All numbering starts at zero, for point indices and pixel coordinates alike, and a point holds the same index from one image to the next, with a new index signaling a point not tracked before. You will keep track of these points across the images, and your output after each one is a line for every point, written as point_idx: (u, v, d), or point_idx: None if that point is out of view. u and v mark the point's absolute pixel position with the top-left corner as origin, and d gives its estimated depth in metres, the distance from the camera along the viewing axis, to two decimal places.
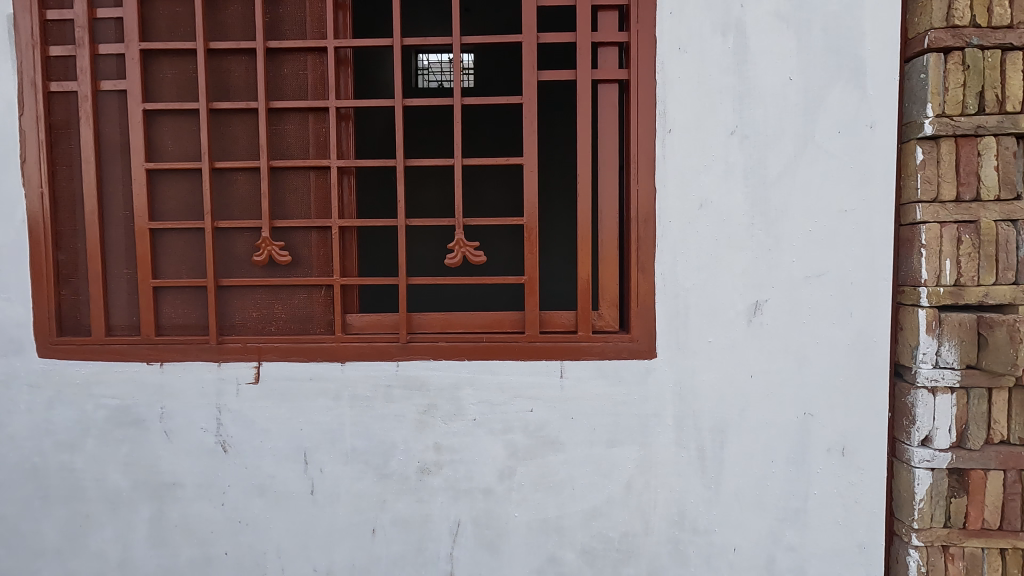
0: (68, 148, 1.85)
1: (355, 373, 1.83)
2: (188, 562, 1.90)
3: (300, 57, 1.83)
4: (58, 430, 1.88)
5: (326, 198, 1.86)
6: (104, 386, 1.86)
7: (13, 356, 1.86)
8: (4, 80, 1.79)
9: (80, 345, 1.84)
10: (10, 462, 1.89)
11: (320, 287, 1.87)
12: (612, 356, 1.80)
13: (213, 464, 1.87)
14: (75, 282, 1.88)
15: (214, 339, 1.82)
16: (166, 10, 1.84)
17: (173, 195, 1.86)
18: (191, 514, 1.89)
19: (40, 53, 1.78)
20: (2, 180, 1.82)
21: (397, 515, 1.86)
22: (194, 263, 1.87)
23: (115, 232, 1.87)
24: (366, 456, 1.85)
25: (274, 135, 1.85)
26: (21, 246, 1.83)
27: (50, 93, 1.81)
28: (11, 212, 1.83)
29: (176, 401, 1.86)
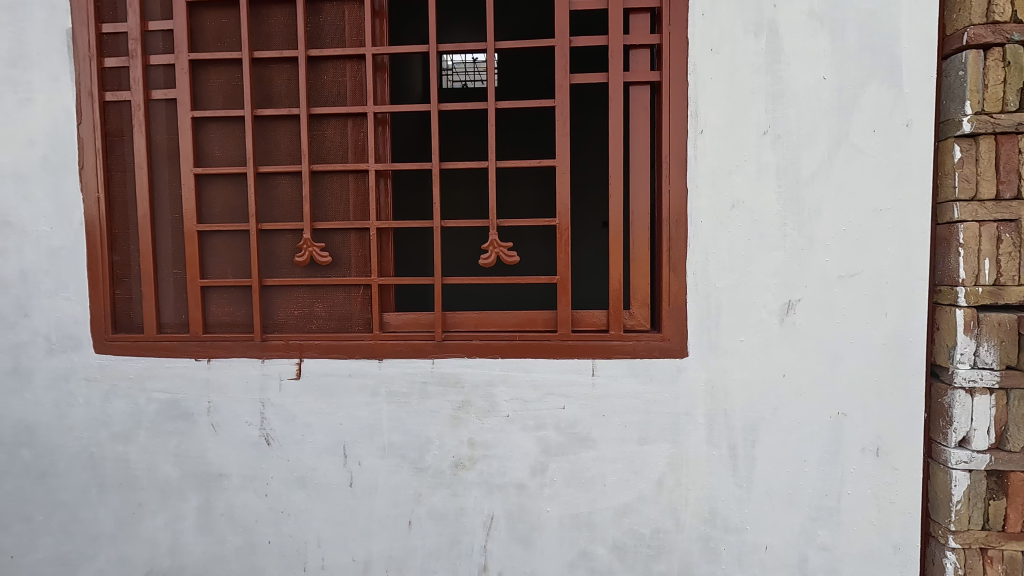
0: (121, 155, 1.94)
1: (393, 370, 1.89)
2: (234, 549, 1.98)
3: (339, 64, 1.89)
4: (113, 422, 1.98)
5: (364, 200, 1.92)
6: (156, 380, 1.95)
7: (72, 351, 1.97)
8: (64, 91, 1.90)
9: (133, 342, 1.94)
10: (69, 453, 2.00)
11: (358, 286, 1.93)
12: (644, 354, 1.82)
13: (257, 456, 1.95)
14: (128, 282, 1.98)
15: (258, 336, 1.90)
16: (212, 20, 1.91)
17: (219, 197, 1.94)
18: (237, 504, 1.97)
19: (97, 65, 1.88)
20: (61, 185, 1.93)
21: (433, 508, 1.92)
22: (239, 263, 1.95)
23: (165, 234, 1.95)
24: (403, 450, 1.91)
25: (315, 140, 1.91)
26: (80, 247, 1.94)
27: (105, 102, 1.91)
28: (69, 215, 1.93)
29: (223, 395, 1.94)
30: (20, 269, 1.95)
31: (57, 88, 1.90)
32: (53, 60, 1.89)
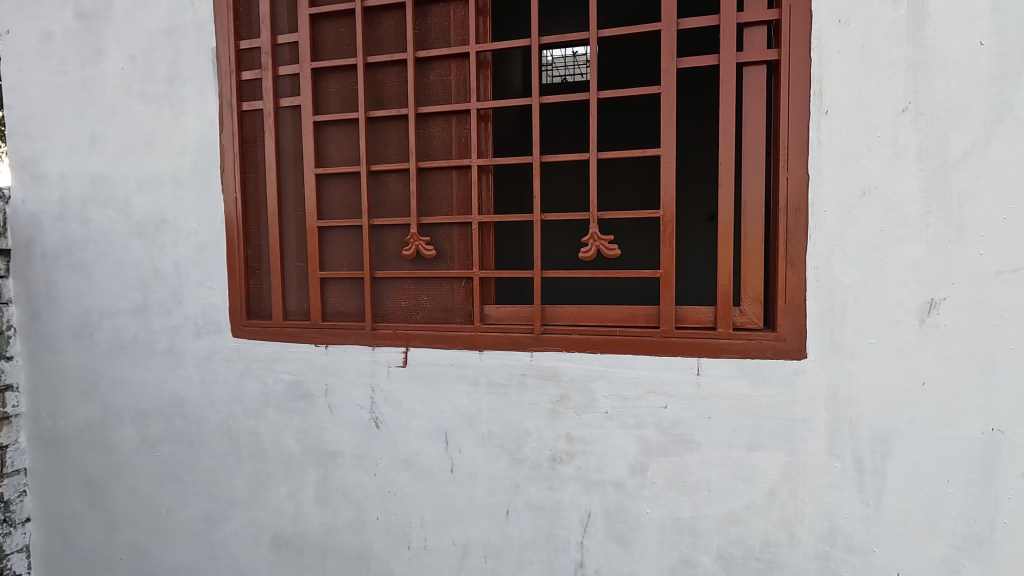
0: (254, 158, 2.15)
1: (492, 361, 1.92)
2: (346, 523, 2.13)
3: (445, 64, 1.95)
4: (247, 399, 2.20)
5: (466, 195, 1.96)
6: (282, 363, 2.15)
7: (214, 334, 2.22)
8: (210, 103, 2.14)
9: (264, 327, 2.15)
10: (212, 424, 2.26)
11: (461, 279, 1.98)
12: (755, 354, 1.70)
13: (368, 437, 2.08)
14: (260, 273, 2.19)
15: (369, 325, 2.02)
16: (331, 30, 2.05)
17: (336, 195, 2.09)
18: (349, 481, 2.12)
19: (235, 78, 2.10)
20: (206, 187, 2.17)
21: (530, 500, 1.93)
22: (353, 256, 2.08)
23: (290, 229, 2.14)
24: (501, 440, 1.94)
25: (422, 138, 1.99)
26: (221, 242, 2.17)
27: (242, 111, 2.12)
28: (213, 214, 2.18)
29: (338, 379, 2.09)
30: (175, 262, 2.23)
31: (205, 101, 2.14)
32: (201, 76, 2.14)
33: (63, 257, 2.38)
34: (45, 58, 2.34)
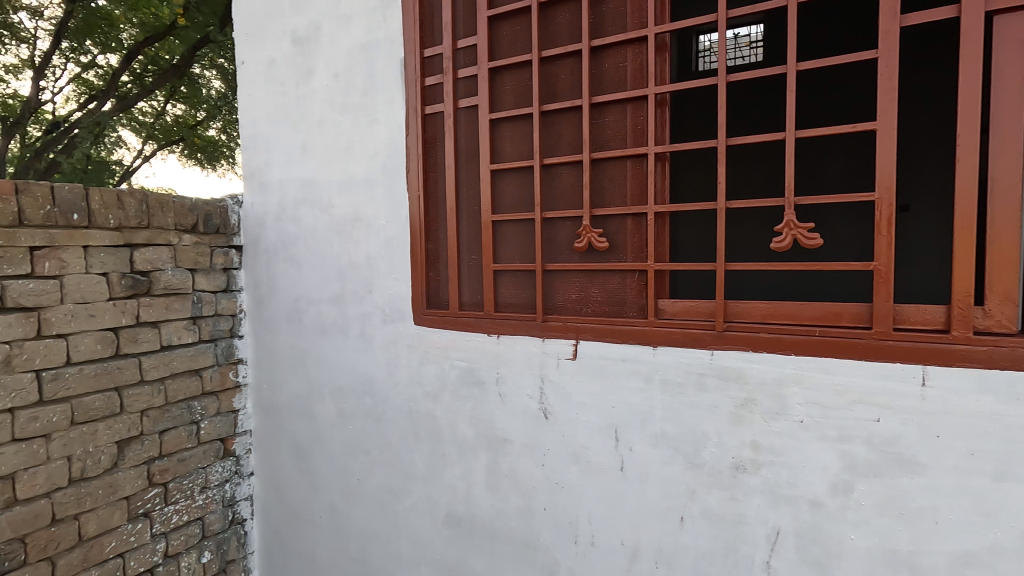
0: (435, 158, 2.30)
1: (667, 358, 1.83)
2: (515, 509, 2.19)
3: (621, 50, 1.89)
4: (425, 383, 2.37)
5: (641, 184, 1.89)
6: (457, 350, 2.27)
7: (399, 322, 2.42)
8: (398, 110, 2.34)
9: (442, 316, 2.29)
10: (395, 404, 2.46)
11: (634, 271, 1.91)
12: (1006, 365, 1.39)
13: (537, 427, 2.11)
14: (438, 265, 2.34)
15: (540, 316, 2.05)
16: (507, 28, 2.10)
17: (509, 189, 2.14)
18: (519, 468, 2.17)
19: (420, 84, 2.26)
20: (394, 187, 2.38)
21: (708, 508, 1.81)
22: (524, 249, 2.12)
23: (466, 224, 2.25)
24: (676, 442, 1.84)
25: (595, 128, 1.96)
26: (406, 236, 2.36)
27: (425, 115, 2.28)
28: (400, 211, 2.37)
29: (509, 368, 2.15)
30: (367, 255, 2.48)
31: (394, 108, 2.35)
32: (392, 86, 2.34)
33: (281, 252, 2.78)
34: (269, 82, 2.74)
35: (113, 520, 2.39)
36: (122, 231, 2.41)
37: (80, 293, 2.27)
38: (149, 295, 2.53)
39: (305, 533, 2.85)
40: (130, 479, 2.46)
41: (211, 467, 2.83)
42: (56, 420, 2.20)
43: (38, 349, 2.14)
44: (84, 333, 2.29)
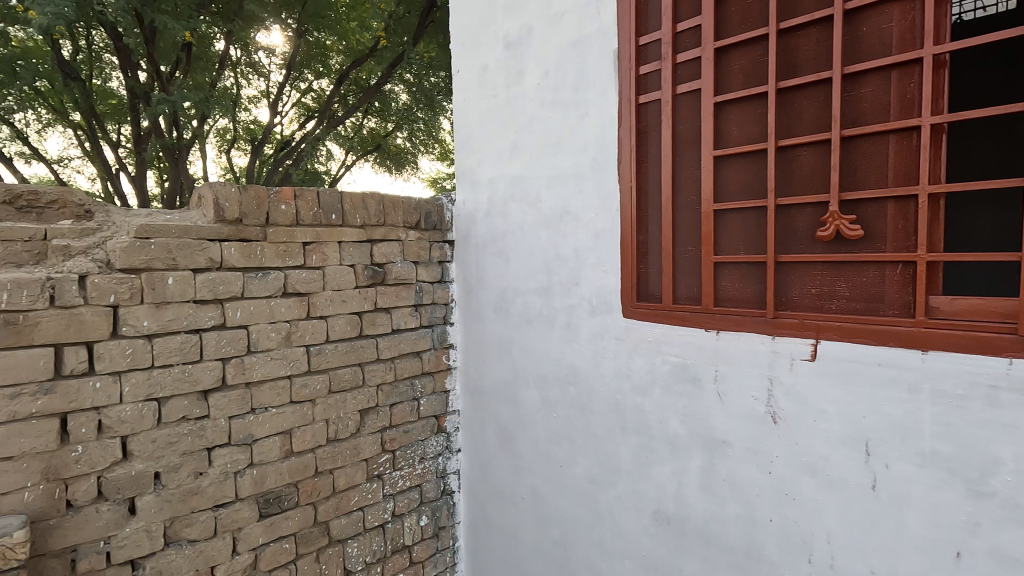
0: (649, 147, 2.24)
1: (942, 365, 1.57)
2: (734, 516, 2.07)
3: (885, 9, 1.64)
4: (634, 376, 2.33)
5: (910, 162, 1.62)
6: (670, 345, 2.19)
7: (607, 314, 2.42)
8: (610, 102, 2.33)
9: (653, 310, 2.23)
10: (601, 395, 2.47)
11: (896, 263, 1.65)
12: None
13: (763, 432, 1.96)
14: (649, 257, 2.27)
15: (770, 312, 1.89)
16: (735, 3, 1.94)
17: (734, 175, 1.98)
18: (739, 473, 2.04)
19: (634, 74, 2.22)
20: (605, 179, 2.38)
21: (997, 547, 1.51)
22: (752, 239, 1.96)
23: (682, 214, 2.15)
24: (953, 464, 1.57)
25: (847, 102, 1.73)
26: (616, 229, 2.35)
27: (639, 104, 2.24)
28: (610, 203, 2.37)
29: (730, 366, 2.02)
30: (575, 248, 2.53)
31: (606, 100, 2.35)
32: (604, 78, 2.35)
33: (490, 246, 2.97)
34: (482, 87, 2.94)
35: (356, 477, 2.78)
36: (365, 229, 2.78)
37: (336, 281, 2.67)
38: (384, 284, 2.88)
39: (507, 511, 3.03)
40: (369, 444, 2.83)
41: (428, 440, 3.14)
42: (318, 388, 2.61)
43: (307, 328, 2.56)
44: (338, 316, 2.68)
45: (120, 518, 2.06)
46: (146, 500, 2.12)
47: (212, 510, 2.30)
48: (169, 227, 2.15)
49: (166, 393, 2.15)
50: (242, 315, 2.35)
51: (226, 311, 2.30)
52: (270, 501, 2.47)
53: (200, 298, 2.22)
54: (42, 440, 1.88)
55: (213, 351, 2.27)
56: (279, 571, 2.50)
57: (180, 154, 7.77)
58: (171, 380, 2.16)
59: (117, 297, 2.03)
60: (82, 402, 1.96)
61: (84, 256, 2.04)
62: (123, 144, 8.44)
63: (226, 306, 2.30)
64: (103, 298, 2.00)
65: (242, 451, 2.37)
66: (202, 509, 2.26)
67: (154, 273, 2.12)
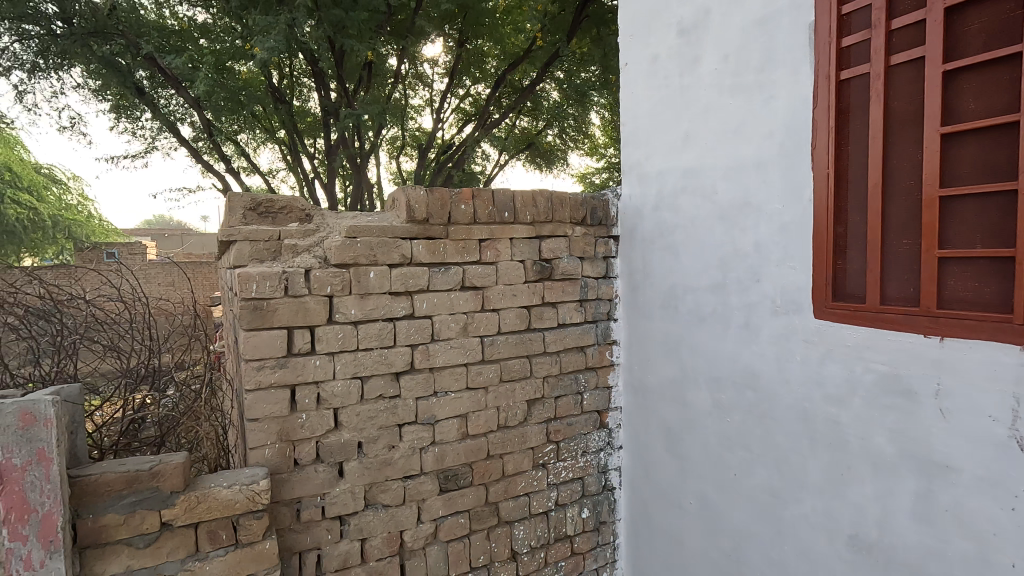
0: (852, 128, 1.99)
1: None
2: (960, 554, 1.78)
3: None
4: (827, 384, 2.11)
5: None
6: (875, 352, 1.94)
7: (794, 315, 2.21)
8: (804, 81, 2.12)
9: (853, 311, 1.99)
10: (785, 403, 2.27)
11: None
12: None
13: (1004, 460, 1.64)
14: (850, 252, 2.03)
15: (1019, 318, 1.56)
16: None
17: (970, 155, 1.67)
18: (969, 506, 1.74)
19: (835, 47, 1.99)
20: (795, 167, 2.18)
21: None
22: (994, 230, 1.63)
23: (895, 202, 1.87)
24: None
25: None
26: (808, 221, 2.14)
27: (841, 81, 2.00)
28: (800, 193, 2.16)
29: (958, 380, 1.72)
30: (756, 243, 2.35)
31: (798, 80, 2.14)
32: (796, 56, 2.14)
33: (658, 241, 2.89)
34: (652, 78, 2.86)
35: (523, 464, 2.91)
36: (534, 225, 2.88)
37: (508, 276, 2.80)
38: (551, 279, 2.96)
39: (673, 515, 2.93)
40: (535, 433, 2.93)
41: (591, 434, 3.17)
42: (491, 376, 2.77)
43: (482, 320, 2.73)
44: (509, 309, 2.82)
45: (332, 479, 2.39)
46: (352, 465, 2.43)
47: (401, 480, 2.56)
48: (371, 227, 2.43)
49: (367, 373, 2.44)
50: (428, 306, 2.58)
51: (415, 302, 2.54)
52: (448, 478, 2.68)
53: (394, 290, 2.49)
54: (278, 407, 2.25)
55: (404, 338, 2.52)
56: (455, 542, 2.71)
57: (361, 162, 8.76)
58: (371, 362, 2.45)
59: (332, 288, 2.35)
60: (306, 377, 2.31)
61: (307, 253, 2.40)
62: (317, 156, 9.75)
63: (415, 298, 2.54)
64: (322, 289, 2.33)
65: (426, 430, 2.60)
66: (394, 478, 2.54)
67: (359, 268, 2.42)
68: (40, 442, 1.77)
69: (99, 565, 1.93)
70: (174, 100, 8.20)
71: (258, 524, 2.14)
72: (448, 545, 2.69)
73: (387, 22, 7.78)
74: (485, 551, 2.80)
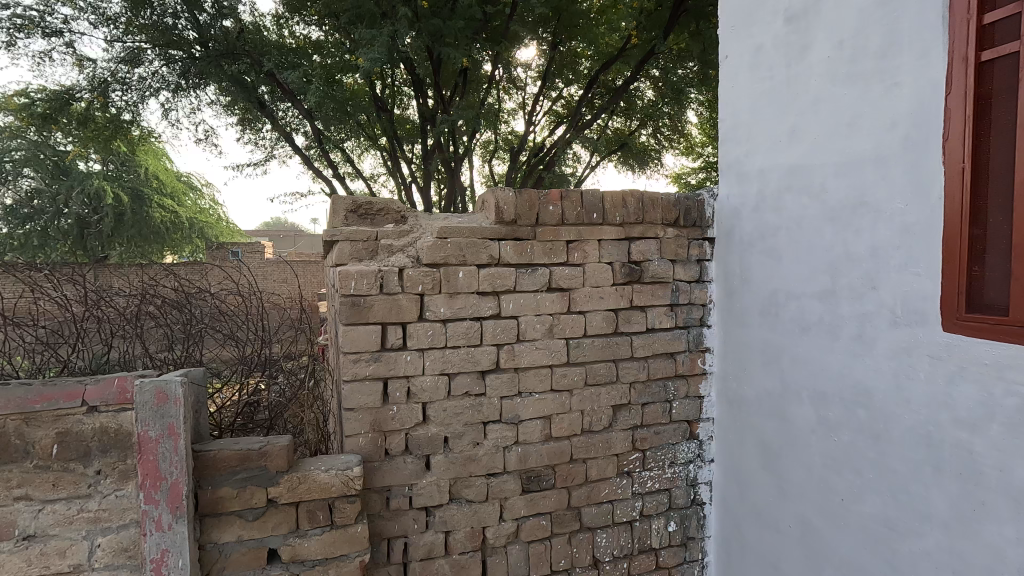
0: (995, 116, 1.75)
1: None
2: None
3: None
4: (956, 407, 1.86)
5: None
6: (1020, 372, 1.67)
7: (917, 327, 1.98)
8: (935, 65, 1.89)
9: (993, 324, 1.74)
10: (905, 424, 2.04)
11: None
12: None
13: None
14: (990, 257, 1.78)
15: None
16: None
17: None
18: None
19: (975, 25, 1.76)
20: (920, 161, 1.94)
21: None
22: None
23: None
24: None
25: None
26: (937, 221, 1.90)
27: (981, 63, 1.77)
28: (927, 190, 1.93)
29: None
30: (872, 246, 2.13)
31: (928, 64, 1.91)
32: (925, 37, 1.92)
33: (758, 243, 2.71)
34: (755, 70, 2.70)
35: (607, 470, 2.84)
36: (624, 227, 2.82)
37: (595, 278, 2.76)
38: (641, 282, 2.88)
39: (770, 538, 2.73)
40: (620, 440, 2.86)
41: (680, 445, 3.04)
42: (576, 379, 2.74)
43: (568, 322, 2.71)
44: (596, 311, 2.78)
45: (419, 470, 2.48)
46: (438, 459, 2.51)
47: (485, 478, 2.60)
48: (462, 228, 2.50)
49: (455, 370, 2.51)
50: (514, 306, 2.60)
51: (501, 303, 2.57)
52: (531, 478, 2.68)
53: (482, 290, 2.53)
54: (372, 398, 2.38)
55: (490, 338, 2.56)
56: (537, 544, 2.70)
57: (455, 166, 9.03)
58: (458, 360, 2.51)
59: (423, 287, 2.44)
60: (397, 371, 2.41)
61: (402, 253, 2.51)
62: (415, 161, 10.18)
63: (502, 298, 2.57)
64: (414, 287, 2.42)
65: (510, 429, 2.62)
66: (477, 475, 2.58)
67: (449, 268, 2.49)
68: (170, 418, 1.99)
69: (215, 533, 2.14)
70: (290, 112, 8.94)
71: (351, 509, 2.26)
72: (529, 546, 2.69)
73: (482, 29, 8.00)
74: (567, 555, 2.77)
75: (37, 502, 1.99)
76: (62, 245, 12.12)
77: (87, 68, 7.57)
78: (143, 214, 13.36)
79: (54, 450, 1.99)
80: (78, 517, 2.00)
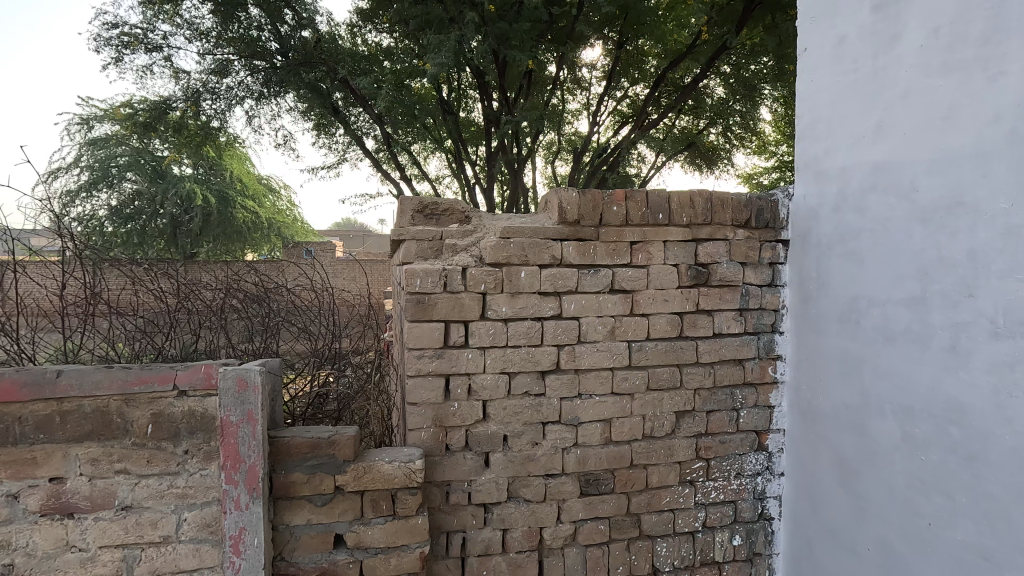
0: None
1: None
2: None
3: None
4: None
5: None
6: None
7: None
8: None
9: None
10: (1006, 446, 1.87)
11: None
12: None
13: None
14: None
15: None
16: None
17: None
18: None
19: None
20: None
21: None
22: None
23: None
24: None
25: None
26: None
27: None
28: None
29: None
30: (969, 250, 1.96)
31: None
32: None
33: (837, 246, 2.55)
34: (836, 62, 2.55)
35: (669, 478, 2.77)
36: (691, 228, 2.74)
37: (660, 280, 2.69)
38: (707, 285, 2.79)
39: (846, 561, 2.56)
40: (684, 447, 2.78)
41: (747, 455, 2.91)
42: (638, 383, 2.69)
43: (631, 324, 2.66)
44: (660, 314, 2.71)
45: (478, 467, 2.52)
46: (498, 456, 2.53)
47: (543, 478, 2.60)
48: (525, 228, 2.51)
49: (515, 369, 2.52)
50: (576, 307, 2.58)
51: (563, 303, 2.56)
52: (590, 481, 2.66)
53: (544, 290, 2.54)
54: (434, 394, 2.44)
55: (551, 339, 2.56)
56: (595, 548, 2.67)
57: (518, 167, 9.12)
58: (519, 359, 2.53)
59: (486, 286, 2.47)
60: (459, 368, 2.45)
61: (466, 252, 2.56)
62: (479, 163, 10.33)
63: (563, 298, 2.57)
64: (476, 286, 2.46)
65: (569, 431, 2.61)
66: (536, 474, 2.58)
67: (512, 268, 2.51)
68: (250, 405, 2.13)
69: (287, 515, 2.26)
70: (361, 117, 9.31)
71: (413, 500, 2.33)
72: (587, 549, 2.66)
73: (547, 30, 8.04)
74: (625, 562, 2.72)
75: (134, 476, 2.17)
76: (158, 242, 13.20)
77: (182, 79, 8.21)
78: (227, 214, 14.34)
79: (149, 429, 2.17)
80: (168, 492, 2.18)
